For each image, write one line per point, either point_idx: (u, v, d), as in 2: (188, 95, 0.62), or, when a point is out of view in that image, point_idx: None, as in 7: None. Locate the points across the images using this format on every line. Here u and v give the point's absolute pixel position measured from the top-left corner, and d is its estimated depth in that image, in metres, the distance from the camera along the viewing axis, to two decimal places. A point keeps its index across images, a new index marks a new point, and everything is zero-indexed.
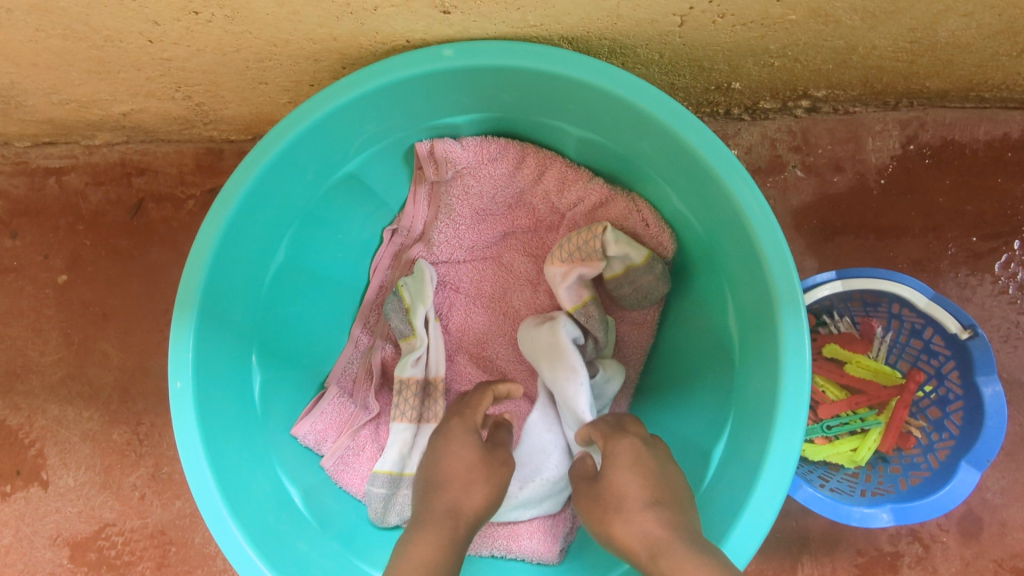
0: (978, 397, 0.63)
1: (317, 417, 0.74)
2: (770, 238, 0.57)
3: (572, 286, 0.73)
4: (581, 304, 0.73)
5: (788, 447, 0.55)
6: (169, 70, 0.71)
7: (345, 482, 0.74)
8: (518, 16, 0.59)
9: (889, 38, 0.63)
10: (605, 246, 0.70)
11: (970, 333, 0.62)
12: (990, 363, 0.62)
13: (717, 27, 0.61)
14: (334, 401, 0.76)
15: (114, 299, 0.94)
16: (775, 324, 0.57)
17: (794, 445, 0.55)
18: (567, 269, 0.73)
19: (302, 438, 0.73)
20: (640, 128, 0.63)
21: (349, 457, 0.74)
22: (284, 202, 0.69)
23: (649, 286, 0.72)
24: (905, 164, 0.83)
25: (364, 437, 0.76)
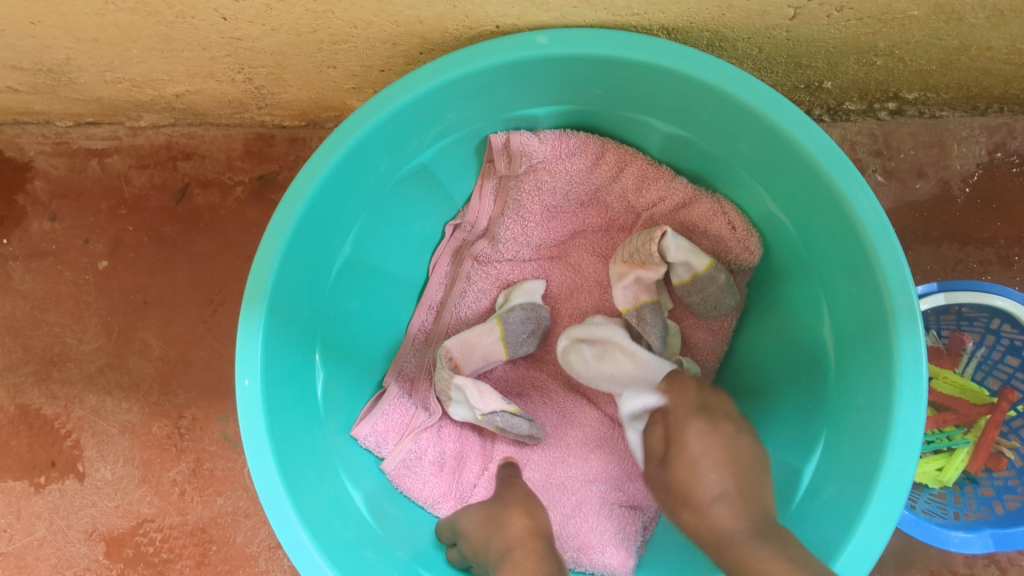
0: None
1: (378, 418, 0.71)
2: (885, 246, 0.54)
3: (626, 288, 0.70)
4: (633, 307, 0.71)
5: (902, 467, 0.52)
6: (235, 50, 0.68)
7: (407, 486, 0.70)
8: (622, 3, 0.55)
9: (1006, 38, 0.59)
10: (665, 251, 0.66)
11: None
12: None
13: (829, 22, 0.57)
14: (394, 401, 0.73)
15: (156, 287, 0.91)
16: (888, 337, 0.53)
17: (909, 465, 0.51)
18: (627, 268, 0.70)
19: (362, 440, 0.70)
20: (740, 125, 0.59)
21: (411, 461, 0.71)
22: (355, 192, 0.65)
23: (719, 296, 0.68)
24: (991, 172, 0.79)
25: (425, 440, 0.72)
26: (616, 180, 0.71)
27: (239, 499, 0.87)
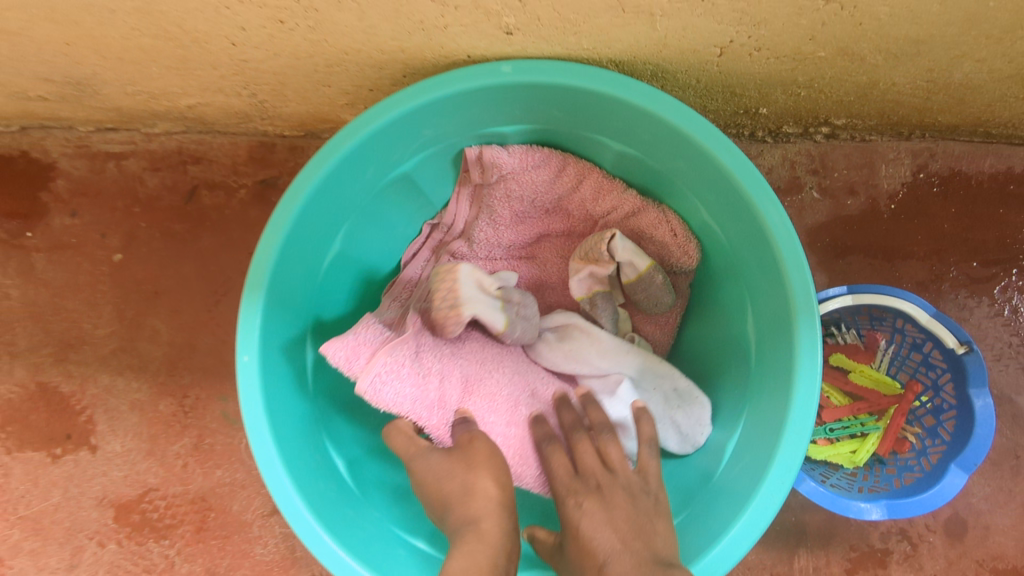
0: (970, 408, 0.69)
1: (348, 336, 0.69)
2: (791, 253, 0.63)
3: (582, 279, 0.79)
4: (587, 296, 0.80)
5: (797, 440, 0.61)
6: (242, 70, 0.77)
7: (383, 399, 0.69)
8: (572, 40, 0.65)
9: (907, 76, 0.69)
10: (615, 251, 0.76)
11: (965, 348, 0.69)
12: (983, 376, 0.68)
13: (752, 59, 0.67)
14: (369, 323, 0.71)
15: (166, 279, 1.00)
16: (792, 331, 0.63)
17: (802, 439, 0.61)
18: (582, 265, 0.79)
19: (330, 356, 0.68)
20: (676, 145, 0.69)
21: (386, 374, 0.69)
22: (344, 197, 0.75)
23: (662, 293, 0.78)
24: (914, 191, 0.89)
25: (401, 352, 0.70)
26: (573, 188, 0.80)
27: (237, 472, 0.97)
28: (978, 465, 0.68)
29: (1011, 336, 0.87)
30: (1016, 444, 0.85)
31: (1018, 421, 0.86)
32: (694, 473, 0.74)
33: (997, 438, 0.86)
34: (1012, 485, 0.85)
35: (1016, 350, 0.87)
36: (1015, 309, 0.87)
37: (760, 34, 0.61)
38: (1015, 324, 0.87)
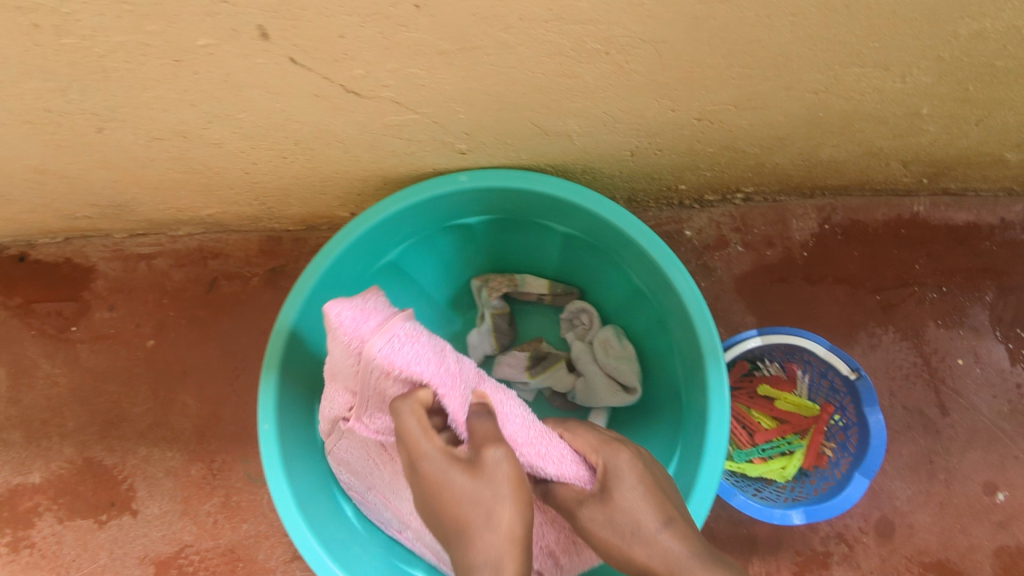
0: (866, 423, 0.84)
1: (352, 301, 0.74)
2: (697, 312, 0.79)
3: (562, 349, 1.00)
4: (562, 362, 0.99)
5: (713, 463, 0.76)
6: (253, 188, 0.95)
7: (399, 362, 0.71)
8: (513, 154, 0.82)
9: (785, 158, 0.86)
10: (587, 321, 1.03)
11: (856, 374, 0.84)
12: (872, 397, 0.83)
13: (657, 157, 0.84)
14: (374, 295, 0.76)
15: (193, 359, 1.16)
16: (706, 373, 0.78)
17: (717, 462, 0.76)
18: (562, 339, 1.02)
19: (340, 313, 0.73)
20: (605, 228, 0.86)
21: (398, 342, 0.71)
22: (341, 286, 0.91)
23: (604, 334, 0.98)
24: (822, 240, 1.05)
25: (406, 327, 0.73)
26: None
27: (261, 524, 1.11)
28: (878, 471, 0.82)
29: (917, 356, 1.01)
30: (929, 451, 0.99)
31: (930, 431, 0.99)
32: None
33: (913, 446, 0.99)
34: (930, 487, 0.98)
35: (922, 369, 1.01)
36: (918, 333, 1.02)
37: (657, 142, 0.79)
38: (918, 347, 1.01)
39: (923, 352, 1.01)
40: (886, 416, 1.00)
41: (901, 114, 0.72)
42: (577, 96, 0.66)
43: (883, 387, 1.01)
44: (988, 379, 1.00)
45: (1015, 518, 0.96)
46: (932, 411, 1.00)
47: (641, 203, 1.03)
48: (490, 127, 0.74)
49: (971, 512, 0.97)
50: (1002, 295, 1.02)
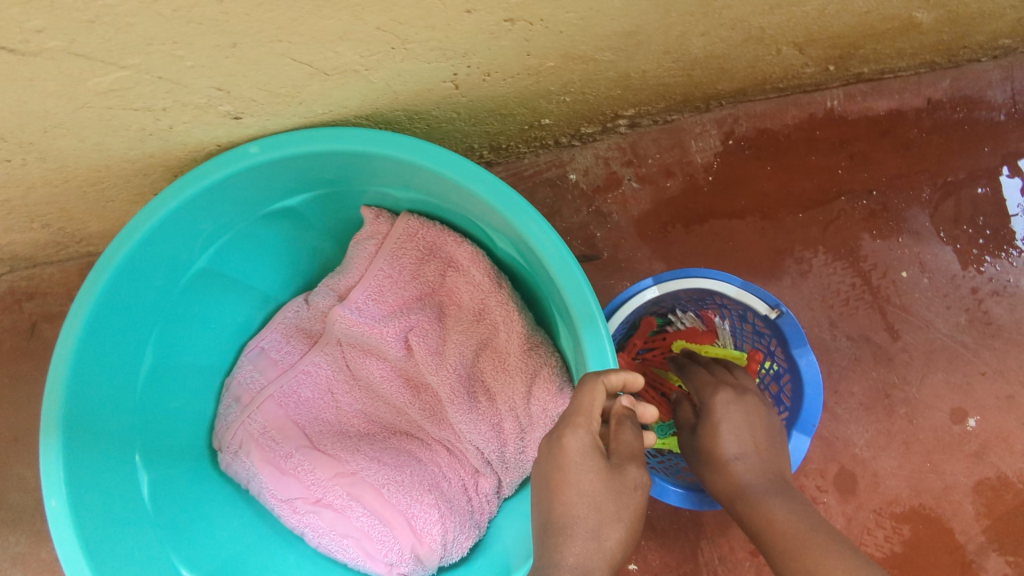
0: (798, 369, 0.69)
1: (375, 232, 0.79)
2: (562, 265, 0.64)
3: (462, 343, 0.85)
4: None
5: None
6: (14, 208, 0.75)
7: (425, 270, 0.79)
8: (304, 109, 0.64)
9: (651, 62, 0.69)
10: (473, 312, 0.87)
11: (777, 312, 0.68)
12: (800, 336, 0.68)
13: (490, 84, 0.66)
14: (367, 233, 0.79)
15: (23, 423, 0.97)
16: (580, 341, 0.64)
17: None
18: None
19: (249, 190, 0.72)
20: (443, 182, 0.69)
21: (408, 266, 0.78)
22: (141, 310, 0.73)
23: None
24: (727, 159, 0.89)
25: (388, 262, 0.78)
26: (373, 259, 0.79)
27: None
28: (818, 425, 0.68)
29: (855, 276, 0.86)
30: (885, 383, 0.84)
31: (882, 360, 0.85)
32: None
33: (866, 381, 0.84)
34: (891, 425, 0.83)
35: (863, 291, 0.86)
36: (853, 249, 0.87)
37: (477, 62, 0.61)
38: (854, 266, 0.86)
39: (862, 271, 0.86)
40: (829, 351, 0.85)
41: None
42: (325, 8, 0.48)
43: (820, 318, 0.86)
44: (939, 289, 0.85)
45: (991, 445, 0.82)
46: (881, 337, 0.85)
47: (508, 147, 0.86)
48: (243, 75, 0.55)
49: (941, 446, 0.82)
50: (941, 189, 0.87)
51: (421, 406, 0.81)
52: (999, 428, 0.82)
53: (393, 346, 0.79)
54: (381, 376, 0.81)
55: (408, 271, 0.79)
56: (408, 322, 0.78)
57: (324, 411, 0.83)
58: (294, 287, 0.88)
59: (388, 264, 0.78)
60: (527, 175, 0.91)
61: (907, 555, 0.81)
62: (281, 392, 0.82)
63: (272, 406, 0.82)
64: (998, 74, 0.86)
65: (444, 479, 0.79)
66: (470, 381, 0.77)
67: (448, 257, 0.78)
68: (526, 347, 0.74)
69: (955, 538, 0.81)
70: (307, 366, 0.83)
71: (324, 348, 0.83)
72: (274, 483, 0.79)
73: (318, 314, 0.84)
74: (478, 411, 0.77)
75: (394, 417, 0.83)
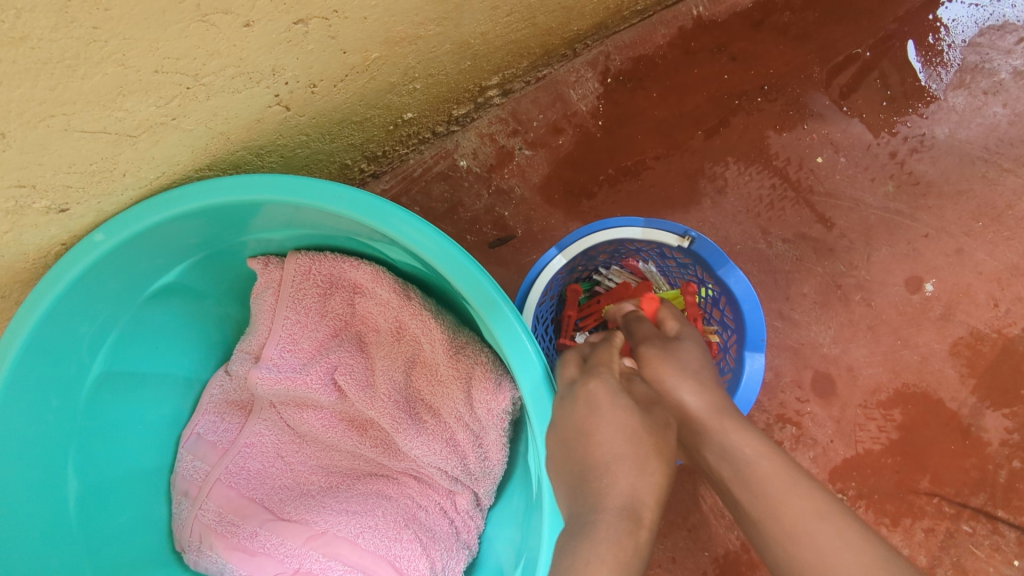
0: (728, 288, 0.66)
1: (268, 280, 0.74)
2: (449, 260, 0.60)
3: None
4: None
5: None
6: None
7: (333, 303, 0.74)
8: (133, 179, 0.59)
9: (485, 22, 0.65)
10: None
11: (688, 239, 0.66)
12: (719, 255, 0.65)
13: (322, 95, 0.62)
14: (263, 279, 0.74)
15: None
16: (492, 329, 0.61)
17: None
18: None
19: (121, 278, 0.68)
20: (308, 209, 0.64)
21: (314, 305, 0.74)
22: (45, 435, 0.68)
23: None
24: (611, 97, 0.85)
25: (293, 306, 0.74)
26: (275, 309, 0.74)
27: None
28: (767, 336, 0.64)
29: (772, 177, 0.82)
30: (834, 274, 0.80)
31: (824, 252, 0.81)
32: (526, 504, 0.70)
33: (814, 277, 0.80)
34: (852, 315, 0.80)
35: (785, 189, 0.82)
36: (763, 149, 0.83)
37: (294, 76, 0.56)
38: (769, 166, 0.82)
39: (778, 169, 0.82)
40: (768, 260, 0.81)
41: None
42: (80, 66, 0.44)
43: (751, 230, 0.81)
44: (858, 163, 0.82)
45: (955, 304, 0.79)
46: (816, 230, 0.81)
47: (385, 152, 0.81)
48: (38, 163, 0.51)
49: (907, 320, 0.79)
50: (831, 63, 0.83)
51: (371, 443, 0.76)
52: (957, 284, 0.79)
53: (323, 393, 0.74)
54: (322, 426, 0.77)
55: (316, 308, 0.74)
56: (329, 363, 0.74)
57: (277, 478, 0.78)
58: (215, 362, 0.84)
59: (292, 310, 0.74)
60: (418, 175, 0.86)
61: (905, 439, 0.78)
62: (226, 472, 0.77)
63: (221, 490, 0.77)
64: None
65: (415, 510, 0.74)
66: (408, 404, 0.73)
67: (348, 285, 0.74)
68: (452, 350, 0.70)
69: (946, 407, 0.78)
70: (245, 438, 0.78)
71: (256, 414, 0.78)
72: (247, 568, 0.74)
73: (240, 383, 0.79)
74: (427, 429, 0.73)
75: (351, 463, 0.78)
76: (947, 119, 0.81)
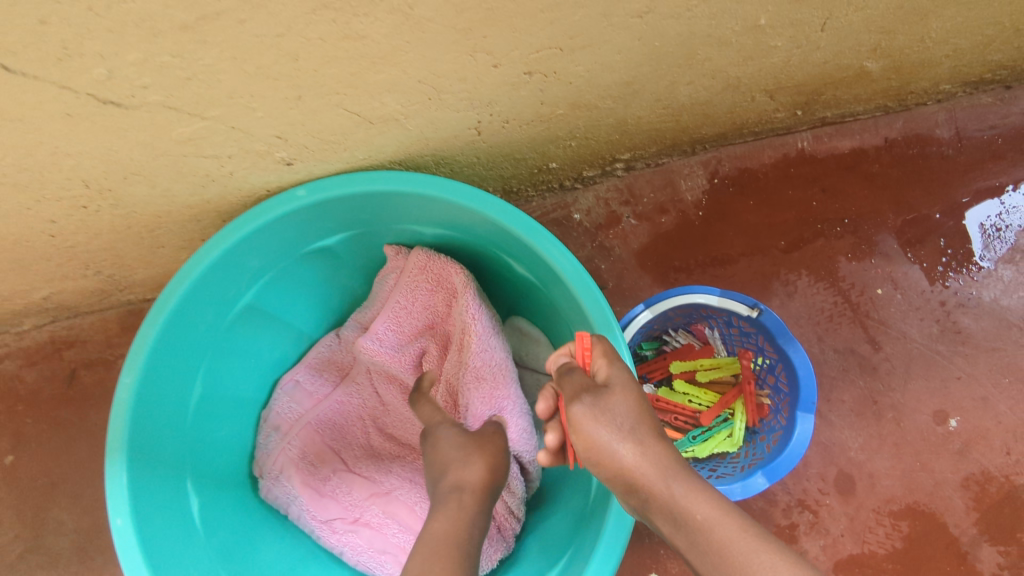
0: (788, 357, 0.77)
1: (392, 265, 0.87)
2: (579, 281, 0.74)
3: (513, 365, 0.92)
4: None
5: None
6: (74, 254, 0.83)
7: (433, 301, 0.86)
8: (348, 155, 0.74)
9: (644, 109, 0.80)
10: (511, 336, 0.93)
11: (757, 310, 0.78)
12: (782, 327, 0.77)
13: (507, 130, 0.76)
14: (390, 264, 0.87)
15: (61, 468, 1.01)
16: None
17: None
18: None
19: (298, 232, 0.81)
20: (468, 215, 0.78)
21: (418, 296, 0.86)
22: (195, 341, 0.80)
23: (511, 330, 0.91)
24: (715, 195, 0.99)
25: (403, 294, 0.86)
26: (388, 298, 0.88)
27: None
28: (817, 401, 0.76)
29: (836, 295, 0.95)
30: (873, 389, 0.91)
31: (868, 369, 0.92)
32: (574, 513, 0.79)
33: (854, 389, 0.92)
34: (882, 429, 0.90)
35: (845, 307, 0.95)
36: (832, 270, 0.96)
37: (499, 111, 0.71)
38: (835, 286, 0.95)
39: (842, 289, 0.95)
40: (819, 363, 0.92)
41: (742, 31, 0.67)
42: (379, 65, 0.58)
43: (808, 334, 0.94)
44: (912, 303, 0.94)
45: (973, 443, 0.89)
46: (864, 348, 0.93)
47: (519, 191, 0.96)
48: (302, 125, 0.65)
49: (929, 446, 0.89)
50: (905, 214, 0.97)
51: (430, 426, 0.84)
52: (978, 427, 0.90)
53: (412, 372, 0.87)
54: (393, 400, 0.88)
55: (420, 300, 0.86)
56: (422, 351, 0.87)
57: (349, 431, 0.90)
58: (325, 324, 0.96)
59: (402, 297, 0.86)
60: (536, 217, 1.00)
61: (907, 549, 0.87)
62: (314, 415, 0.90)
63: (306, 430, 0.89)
64: (943, 115, 0.98)
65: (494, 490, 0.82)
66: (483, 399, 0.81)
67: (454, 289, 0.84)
68: None
69: (950, 531, 0.87)
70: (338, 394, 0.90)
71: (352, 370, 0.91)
72: (314, 506, 0.84)
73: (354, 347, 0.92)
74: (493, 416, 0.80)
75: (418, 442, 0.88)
76: (994, 285, 0.94)
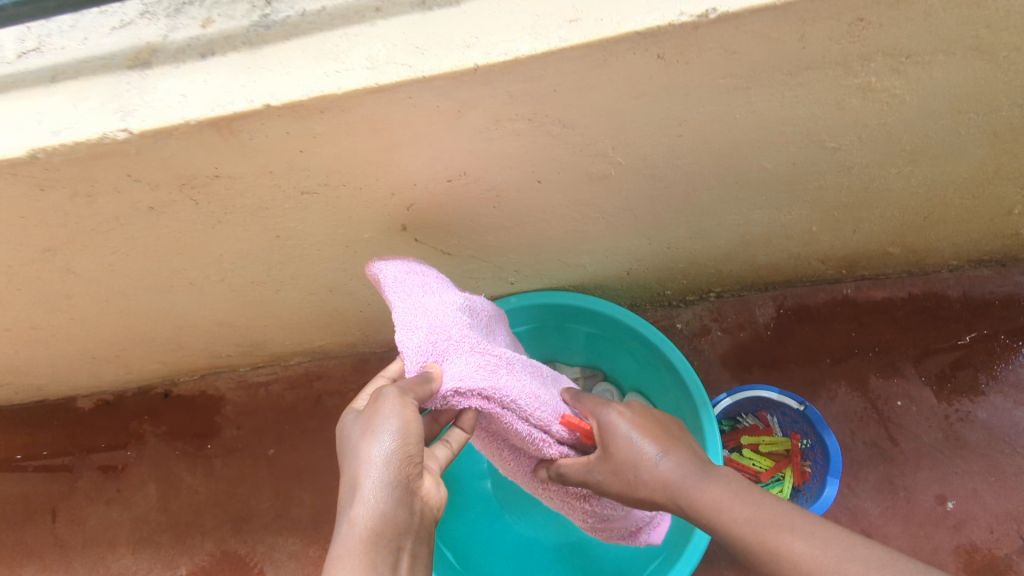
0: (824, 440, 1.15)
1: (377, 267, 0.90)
2: (687, 373, 1.14)
3: None
4: None
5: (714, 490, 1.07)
6: (360, 322, 1.31)
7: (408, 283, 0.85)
8: (546, 281, 1.20)
9: (735, 265, 1.23)
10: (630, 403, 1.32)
11: (803, 405, 1.17)
12: (820, 419, 1.15)
13: (645, 272, 1.21)
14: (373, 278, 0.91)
15: (306, 461, 1.48)
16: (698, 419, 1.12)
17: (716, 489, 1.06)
18: None
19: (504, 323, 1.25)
20: (615, 322, 1.21)
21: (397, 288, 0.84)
22: None
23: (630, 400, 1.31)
24: (780, 320, 1.39)
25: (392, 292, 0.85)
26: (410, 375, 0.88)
27: None
28: (841, 472, 1.12)
29: (866, 401, 1.32)
30: (890, 473, 1.26)
31: (887, 459, 1.27)
32: None
33: (877, 472, 1.27)
34: (896, 503, 1.24)
35: (872, 411, 1.31)
36: (864, 384, 1.33)
37: (643, 263, 1.16)
38: (865, 395, 1.32)
39: (870, 398, 1.32)
40: (850, 450, 1.28)
41: (800, 231, 1.09)
42: (587, 242, 1.04)
43: (843, 427, 1.30)
44: (923, 414, 1.30)
45: (964, 521, 1.22)
46: (885, 443, 1.28)
47: (640, 305, 1.40)
48: (530, 265, 1.11)
49: (930, 520, 1.23)
50: (921, 349, 1.34)
51: (497, 426, 0.84)
52: (969, 510, 1.23)
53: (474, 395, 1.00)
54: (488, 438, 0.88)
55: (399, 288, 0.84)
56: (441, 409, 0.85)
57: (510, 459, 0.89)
58: None
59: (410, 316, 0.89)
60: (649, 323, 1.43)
61: None
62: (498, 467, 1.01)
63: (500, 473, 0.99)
64: (953, 281, 1.36)
65: (556, 505, 0.95)
66: (479, 350, 0.78)
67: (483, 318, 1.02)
68: None
69: None
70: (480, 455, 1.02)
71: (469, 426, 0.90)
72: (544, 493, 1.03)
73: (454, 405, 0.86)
74: (479, 368, 0.76)
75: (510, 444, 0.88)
76: (988, 407, 1.29)
